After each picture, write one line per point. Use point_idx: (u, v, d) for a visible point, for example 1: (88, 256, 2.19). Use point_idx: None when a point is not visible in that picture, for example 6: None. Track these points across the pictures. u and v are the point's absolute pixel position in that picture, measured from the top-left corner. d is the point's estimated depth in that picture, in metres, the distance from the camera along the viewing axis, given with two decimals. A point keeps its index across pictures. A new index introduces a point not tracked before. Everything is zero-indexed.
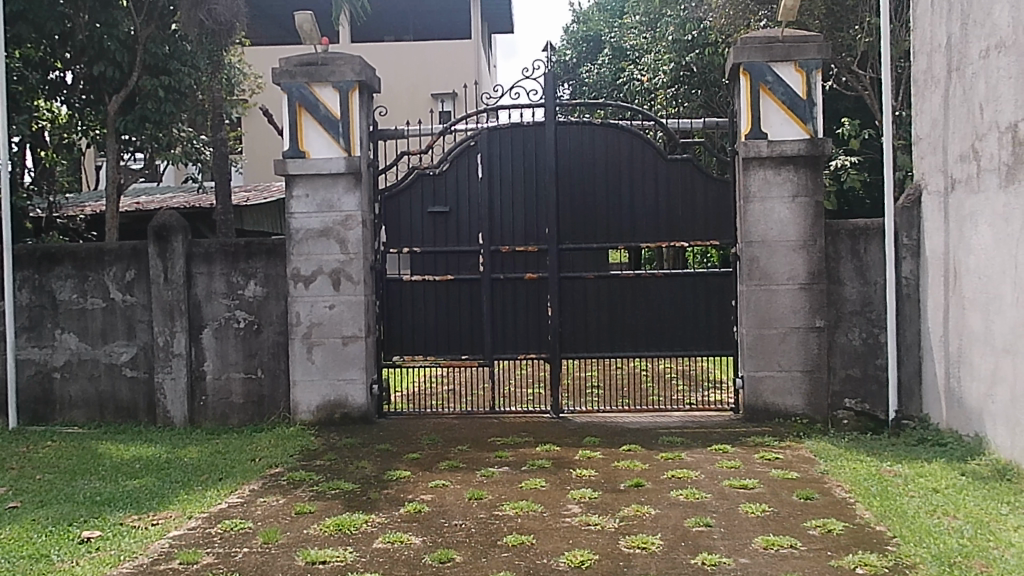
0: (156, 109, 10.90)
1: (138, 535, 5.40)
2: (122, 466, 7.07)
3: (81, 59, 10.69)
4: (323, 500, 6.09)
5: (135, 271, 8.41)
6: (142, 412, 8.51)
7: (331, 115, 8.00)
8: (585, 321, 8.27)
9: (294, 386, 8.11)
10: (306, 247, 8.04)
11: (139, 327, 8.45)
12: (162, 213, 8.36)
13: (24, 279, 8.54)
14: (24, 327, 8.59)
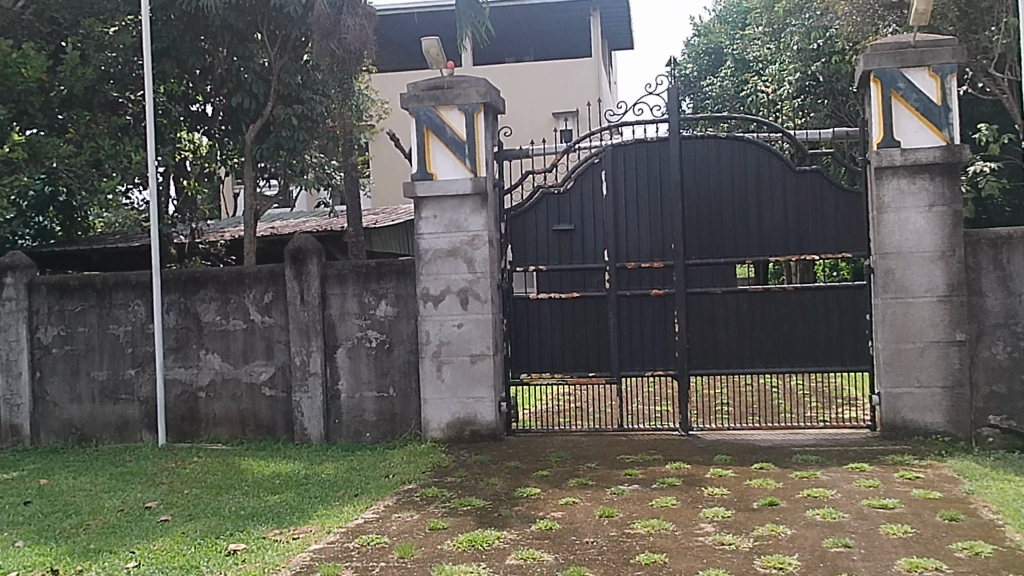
0: (290, 137, 11.29)
1: (281, 548, 5.59)
2: (263, 482, 7.34)
3: (220, 91, 11.28)
4: (456, 516, 6.18)
5: (273, 293, 8.73)
6: (280, 430, 8.80)
7: (457, 137, 8.15)
8: (713, 337, 8.16)
9: (425, 404, 8.25)
10: (435, 266, 8.19)
11: (278, 347, 8.76)
12: (298, 237, 8.66)
13: (171, 302, 8.96)
14: (171, 348, 9.00)
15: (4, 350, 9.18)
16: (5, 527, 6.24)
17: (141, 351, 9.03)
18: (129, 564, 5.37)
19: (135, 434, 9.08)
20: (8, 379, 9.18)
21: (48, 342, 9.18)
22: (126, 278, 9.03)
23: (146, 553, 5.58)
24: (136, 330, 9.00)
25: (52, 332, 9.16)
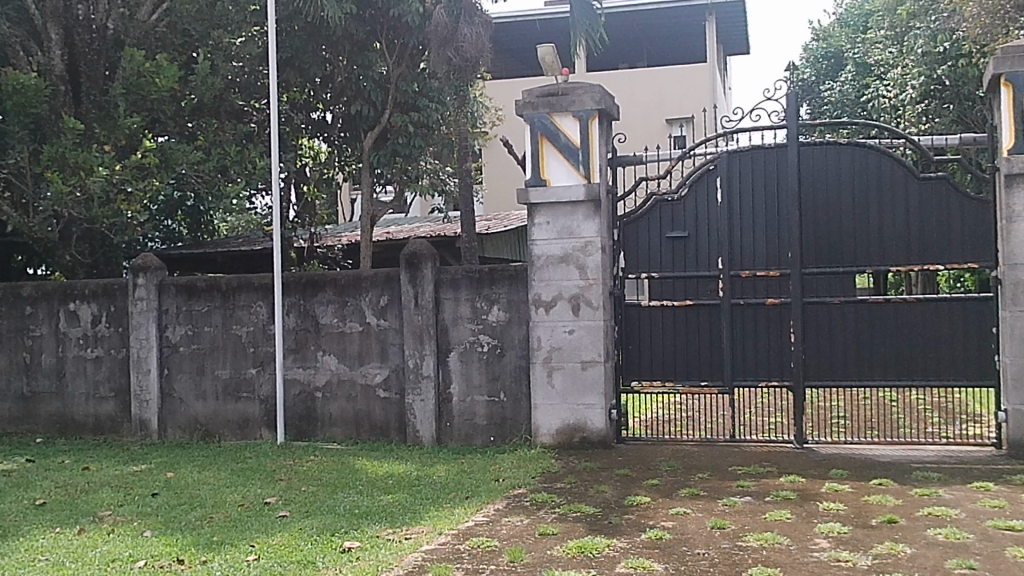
0: (406, 144, 11.68)
1: (394, 548, 5.69)
2: (376, 481, 7.48)
3: (339, 99, 11.60)
4: (566, 522, 6.18)
5: (388, 296, 8.91)
6: (394, 431, 8.96)
7: (571, 143, 8.18)
8: (830, 348, 7.96)
9: (535, 409, 8.29)
10: (547, 272, 8.22)
11: (392, 349, 8.93)
12: (413, 241, 8.81)
13: (291, 304, 9.23)
14: (291, 348, 9.27)
15: (135, 348, 9.60)
16: (134, 516, 6.52)
17: (261, 351, 9.31)
18: (250, 557, 5.55)
19: (255, 431, 9.37)
20: (138, 375, 9.60)
21: (176, 341, 9.55)
22: (249, 280, 9.33)
23: (266, 547, 5.76)
24: (258, 331, 9.29)
25: (179, 331, 9.54)
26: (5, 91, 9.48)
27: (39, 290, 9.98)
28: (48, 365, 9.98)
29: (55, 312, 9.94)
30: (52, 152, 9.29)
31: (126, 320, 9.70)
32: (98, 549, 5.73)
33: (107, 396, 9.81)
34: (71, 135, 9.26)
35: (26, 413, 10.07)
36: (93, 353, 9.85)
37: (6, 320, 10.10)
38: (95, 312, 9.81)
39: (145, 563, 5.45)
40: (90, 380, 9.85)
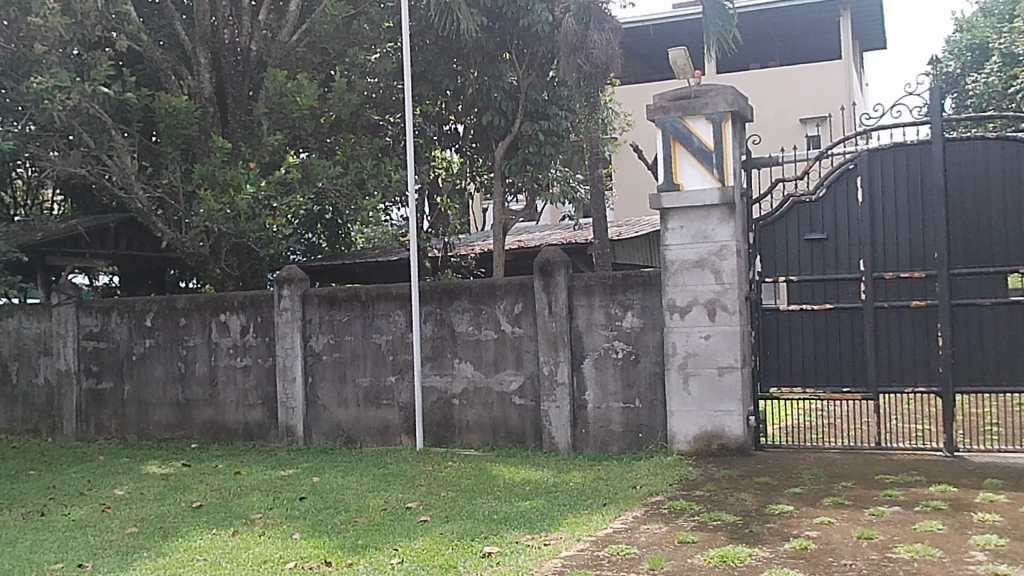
0: (537, 152, 11.70)
1: (533, 553, 5.73)
2: (514, 488, 7.55)
3: (472, 111, 11.79)
4: (706, 530, 6.10)
5: (523, 304, 8.98)
6: (530, 438, 9.02)
7: (704, 146, 8.07)
8: (981, 352, 7.60)
9: (671, 416, 8.21)
10: (681, 278, 8.13)
11: (527, 356, 8.99)
12: (546, 249, 8.87)
13: (428, 313, 9.41)
14: (428, 357, 9.45)
15: (281, 357, 9.96)
16: (284, 519, 6.76)
17: (400, 359, 9.53)
18: (393, 560, 5.68)
19: (395, 438, 9.58)
20: (284, 384, 9.95)
21: (319, 349, 9.87)
22: (387, 290, 9.57)
23: (408, 551, 5.87)
24: (397, 339, 9.51)
25: (322, 340, 9.85)
26: (159, 114, 10.02)
27: (192, 303, 10.45)
28: (200, 374, 10.44)
29: (207, 323, 10.39)
30: (203, 171, 9.82)
31: (272, 330, 10.07)
32: (251, 550, 5.96)
33: (256, 404, 10.20)
34: (220, 153, 9.77)
35: (181, 420, 10.55)
36: (242, 362, 10.25)
37: (163, 331, 10.61)
38: (244, 323, 10.22)
39: (294, 564, 5.65)
40: (240, 388, 10.26)
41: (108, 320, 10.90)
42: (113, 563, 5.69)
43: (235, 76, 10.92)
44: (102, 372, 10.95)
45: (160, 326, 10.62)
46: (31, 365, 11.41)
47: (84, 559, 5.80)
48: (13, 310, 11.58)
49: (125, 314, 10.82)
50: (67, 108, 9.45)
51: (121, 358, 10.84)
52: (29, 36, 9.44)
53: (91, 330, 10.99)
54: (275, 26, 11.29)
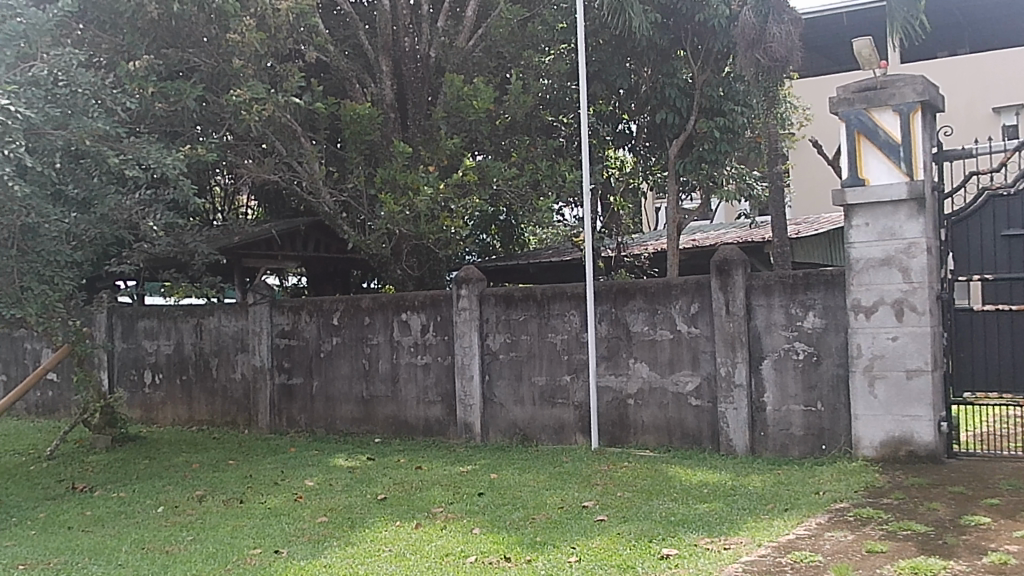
0: (713, 150, 11.47)
1: (713, 557, 5.64)
2: (692, 490, 7.45)
3: (645, 109, 11.73)
4: (895, 540, 5.84)
5: (699, 304, 8.86)
6: (707, 439, 8.89)
7: (891, 139, 7.75)
8: None
9: (856, 420, 7.90)
10: (867, 276, 7.82)
11: (704, 357, 8.86)
12: (723, 248, 8.72)
13: (603, 312, 9.42)
14: (603, 356, 9.46)
15: (460, 355, 10.19)
16: (463, 514, 6.92)
17: (576, 358, 9.58)
18: (571, 559, 5.71)
19: (570, 437, 9.63)
20: (462, 381, 10.18)
21: (496, 348, 10.04)
22: (563, 290, 9.63)
23: (586, 550, 5.89)
24: (572, 339, 9.56)
25: (499, 339, 10.02)
26: (344, 122, 10.44)
27: (376, 302, 10.83)
28: (383, 371, 10.81)
29: (389, 322, 10.74)
30: (385, 175, 10.18)
31: (451, 329, 10.31)
32: (433, 543, 6.13)
33: (436, 400, 10.47)
34: (402, 158, 10.07)
35: (365, 415, 10.96)
36: (422, 360, 10.55)
37: (349, 330, 11.04)
38: (424, 322, 10.51)
39: (475, 559, 5.76)
40: (421, 385, 10.56)
41: (298, 318, 11.44)
42: (305, 551, 5.97)
43: (415, 82, 11.27)
44: (293, 368, 11.50)
45: (346, 325, 11.06)
46: (229, 361, 12.03)
47: (280, 546, 6.11)
48: (213, 308, 12.20)
49: (314, 313, 11.33)
50: (263, 118, 9.96)
51: (310, 355, 11.36)
52: (228, 52, 10.01)
53: (283, 328, 11.56)
54: (453, 32, 11.57)
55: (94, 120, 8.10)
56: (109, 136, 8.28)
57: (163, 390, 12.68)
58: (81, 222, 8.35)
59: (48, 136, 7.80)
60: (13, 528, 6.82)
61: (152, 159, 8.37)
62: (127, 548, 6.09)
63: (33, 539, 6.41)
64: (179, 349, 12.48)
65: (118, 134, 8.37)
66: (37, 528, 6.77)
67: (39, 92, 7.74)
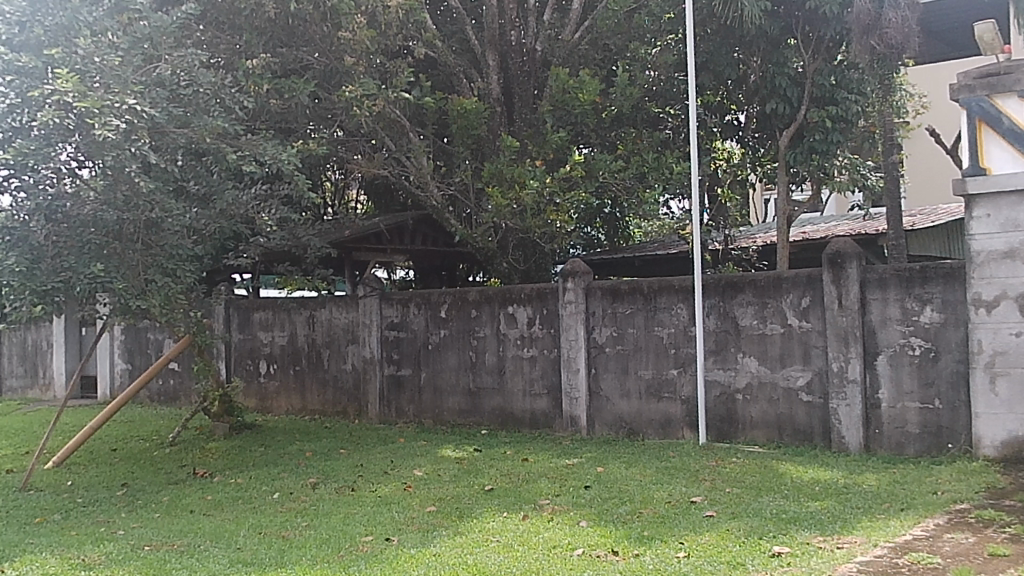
0: (824, 140, 11.18)
1: (826, 556, 5.52)
2: (803, 487, 7.30)
3: (755, 100, 11.52)
4: (1019, 544, 5.61)
5: (810, 298, 8.67)
6: (818, 436, 8.69)
7: (1016, 127, 7.43)
8: None
9: (976, 419, 7.61)
10: (989, 269, 7.53)
11: (815, 352, 8.66)
12: (837, 241, 8.51)
13: (711, 306, 9.30)
14: (711, 350, 9.34)
15: (566, 348, 10.21)
16: (571, 506, 6.93)
17: (683, 352, 9.48)
18: (680, 554, 5.66)
19: (677, 431, 9.54)
20: (568, 374, 10.20)
21: (602, 342, 10.02)
22: (670, 283, 9.55)
23: (695, 545, 5.83)
24: (679, 332, 9.46)
25: (605, 333, 9.99)
26: (452, 117, 10.55)
27: (483, 295, 10.92)
28: (490, 363, 10.90)
29: (496, 315, 10.82)
30: (492, 169, 10.25)
31: (558, 322, 10.32)
32: (540, 535, 6.16)
33: (542, 393, 10.50)
34: (509, 152, 10.13)
35: (472, 407, 11.07)
36: (529, 353, 10.59)
37: (457, 323, 11.16)
38: (530, 315, 10.54)
39: (582, 552, 5.76)
40: (527, 378, 10.61)
41: (407, 311, 11.62)
42: (415, 539, 6.07)
43: (522, 76, 11.33)
44: (402, 360, 11.68)
45: (453, 317, 11.18)
46: (341, 352, 12.30)
47: (390, 533, 6.23)
48: (324, 300, 12.48)
49: (422, 306, 11.49)
50: (373, 114, 10.14)
51: (418, 347, 11.52)
52: (340, 49, 10.22)
53: (393, 320, 11.76)
54: (559, 25, 11.58)
55: (214, 118, 8.42)
56: (228, 134, 8.55)
57: (277, 379, 13.03)
58: (201, 217, 8.65)
59: (171, 135, 8.11)
60: (140, 510, 7.12)
61: (269, 156, 8.61)
62: (246, 532, 6.29)
63: (159, 522, 6.68)
64: (293, 340, 12.81)
65: (237, 132, 8.64)
66: (161, 511, 7.06)
67: (165, 92, 8.09)
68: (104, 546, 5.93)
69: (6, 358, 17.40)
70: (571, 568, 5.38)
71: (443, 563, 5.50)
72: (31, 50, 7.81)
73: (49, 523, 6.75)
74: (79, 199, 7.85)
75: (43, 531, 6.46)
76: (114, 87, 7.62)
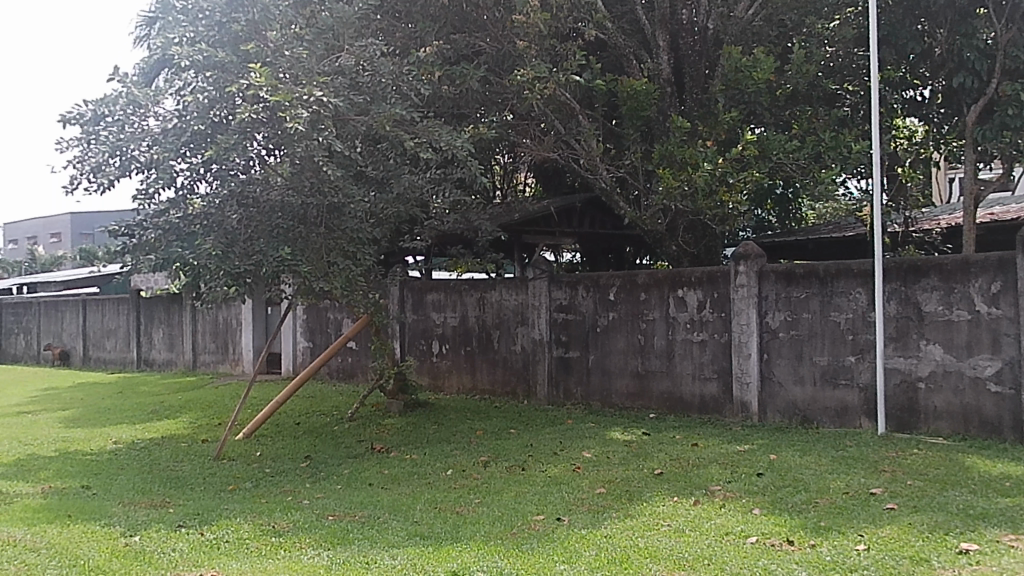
0: (1018, 114, 10.37)
1: (1020, 555, 5.21)
2: (993, 482, 6.92)
3: (942, 74, 10.97)
4: None
5: (1001, 283, 8.21)
6: (1008, 429, 8.22)
7: None
8: None
9: None
10: None
11: (1006, 340, 8.20)
12: None
13: (892, 290, 8.91)
14: (892, 337, 8.95)
15: (737, 332, 10.01)
16: (743, 494, 6.81)
17: (862, 339, 9.15)
18: (859, 546, 5.48)
19: (855, 420, 9.22)
20: (739, 359, 10.00)
21: (775, 326, 9.77)
22: (849, 266, 9.22)
23: (875, 539, 5.63)
24: (858, 318, 9.14)
25: (779, 317, 9.73)
26: (622, 98, 10.49)
27: (652, 278, 10.84)
28: (659, 347, 10.82)
29: (665, 299, 10.72)
30: (662, 150, 10.19)
31: (729, 306, 10.13)
32: (713, 521, 6.08)
33: (711, 377, 10.34)
34: (680, 133, 10.03)
35: (640, 390, 11.02)
36: (698, 337, 10.44)
37: (625, 306, 11.13)
38: (701, 298, 10.38)
39: (756, 540, 5.66)
40: (697, 362, 10.47)
41: (576, 293, 11.66)
42: (586, 520, 6.10)
43: (693, 55, 11.26)
44: (570, 342, 11.75)
45: (622, 300, 11.15)
46: (511, 333, 12.47)
47: (561, 513, 6.29)
48: (494, 282, 12.66)
49: (591, 288, 11.50)
50: (544, 97, 10.22)
51: (587, 329, 11.56)
52: (513, 33, 10.32)
53: (562, 303, 11.82)
54: None
55: (392, 105, 8.66)
56: (405, 120, 8.77)
57: (449, 359, 13.33)
58: (380, 201, 8.92)
59: (352, 122, 8.38)
60: (324, 481, 7.46)
61: (444, 141, 8.86)
62: (422, 506, 6.49)
63: (341, 493, 6.98)
64: (464, 321, 13.07)
65: (413, 118, 8.87)
66: (343, 483, 7.37)
67: (346, 81, 8.35)
68: (292, 514, 6.24)
69: (199, 336, 18.49)
70: (745, 556, 5.29)
71: (614, 544, 5.51)
72: (229, 45, 8.33)
73: (241, 490, 7.16)
74: (268, 184, 8.21)
75: (237, 497, 6.86)
76: (301, 78, 7.97)
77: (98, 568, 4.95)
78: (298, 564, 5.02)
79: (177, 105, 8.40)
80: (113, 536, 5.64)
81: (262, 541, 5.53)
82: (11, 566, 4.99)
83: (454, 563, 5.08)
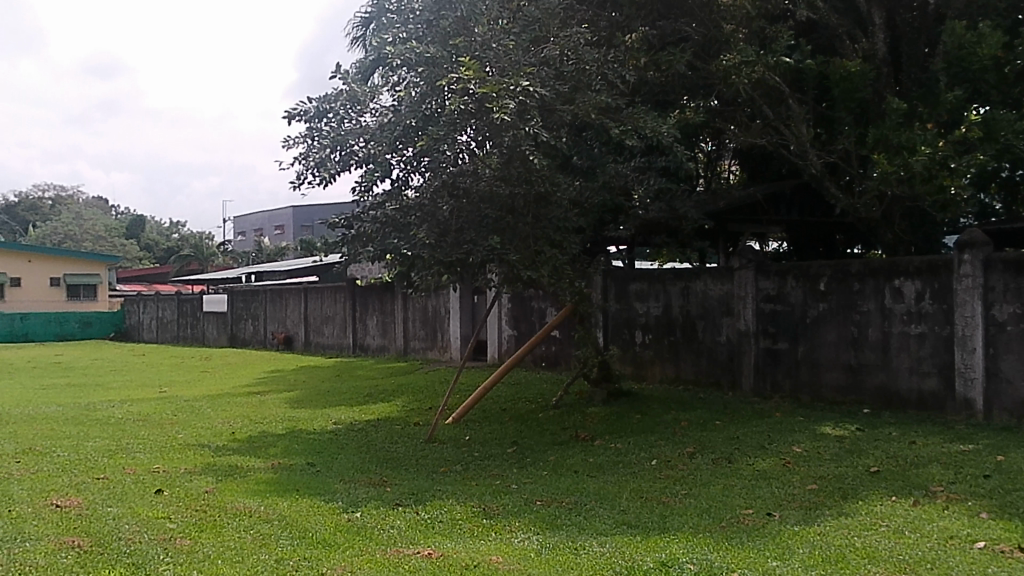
0: None
1: None
2: None
3: None
4: None
5: None
6: None
7: None
8: None
9: None
10: None
11: None
12: None
13: None
14: None
15: (960, 325, 9.45)
16: (968, 496, 6.42)
17: None
18: None
19: None
20: (962, 353, 9.44)
21: (1003, 319, 9.15)
22: None
23: None
24: None
25: (1007, 310, 9.11)
26: (834, 80, 10.12)
27: (867, 267, 10.38)
28: (874, 339, 10.35)
29: (881, 289, 10.25)
30: (877, 134, 9.85)
31: (951, 297, 9.57)
32: (935, 523, 5.77)
33: (931, 372, 9.80)
34: (895, 115, 9.71)
35: (854, 384, 10.59)
36: (917, 329, 9.92)
37: (837, 296, 10.72)
38: (920, 289, 9.86)
39: (983, 545, 5.32)
40: (915, 356, 9.94)
41: (784, 283, 11.33)
42: (799, 516, 5.92)
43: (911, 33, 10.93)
44: (778, 333, 11.42)
45: (834, 290, 10.74)
46: (716, 323, 12.26)
47: (772, 508, 6.13)
48: (698, 271, 12.47)
49: (801, 278, 11.14)
50: (752, 82, 10.00)
51: (796, 320, 11.20)
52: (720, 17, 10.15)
53: (769, 293, 11.51)
54: None
55: (597, 93, 8.70)
56: (610, 109, 8.81)
57: (652, 348, 13.25)
58: (586, 189, 9.00)
59: (558, 112, 8.48)
60: (531, 467, 7.59)
61: (649, 129, 8.84)
62: (630, 495, 6.50)
63: (548, 479, 7.08)
64: (667, 311, 12.95)
65: (619, 106, 8.88)
66: (549, 469, 7.48)
67: (551, 71, 8.50)
68: (502, 498, 6.38)
69: (410, 323, 19.19)
70: (972, 562, 4.97)
71: (829, 543, 5.32)
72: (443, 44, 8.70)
73: (452, 472, 7.39)
74: (477, 175, 8.39)
75: (449, 479, 7.09)
76: (508, 71, 8.14)
77: (324, 541, 5.23)
78: (510, 547, 5.13)
79: (393, 100, 8.92)
80: (337, 511, 5.95)
81: (475, 523, 5.70)
82: (246, 534, 5.35)
83: (663, 553, 5.04)
